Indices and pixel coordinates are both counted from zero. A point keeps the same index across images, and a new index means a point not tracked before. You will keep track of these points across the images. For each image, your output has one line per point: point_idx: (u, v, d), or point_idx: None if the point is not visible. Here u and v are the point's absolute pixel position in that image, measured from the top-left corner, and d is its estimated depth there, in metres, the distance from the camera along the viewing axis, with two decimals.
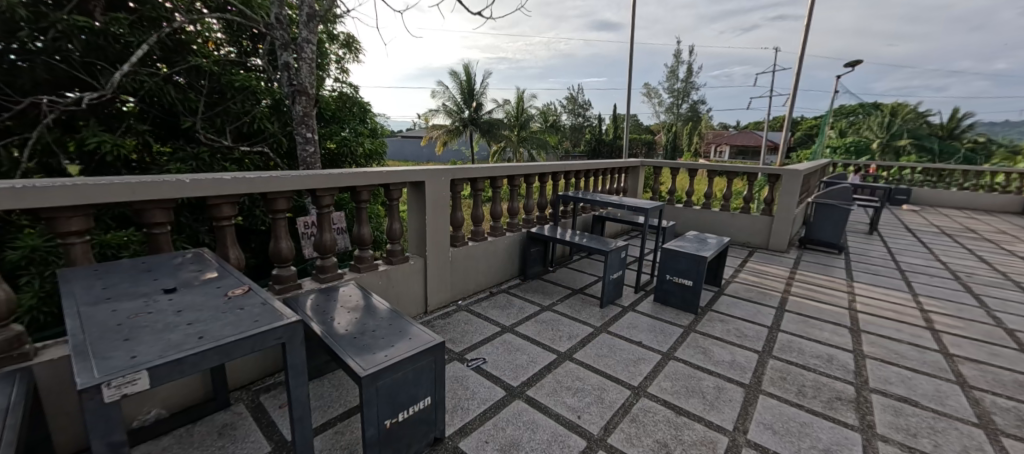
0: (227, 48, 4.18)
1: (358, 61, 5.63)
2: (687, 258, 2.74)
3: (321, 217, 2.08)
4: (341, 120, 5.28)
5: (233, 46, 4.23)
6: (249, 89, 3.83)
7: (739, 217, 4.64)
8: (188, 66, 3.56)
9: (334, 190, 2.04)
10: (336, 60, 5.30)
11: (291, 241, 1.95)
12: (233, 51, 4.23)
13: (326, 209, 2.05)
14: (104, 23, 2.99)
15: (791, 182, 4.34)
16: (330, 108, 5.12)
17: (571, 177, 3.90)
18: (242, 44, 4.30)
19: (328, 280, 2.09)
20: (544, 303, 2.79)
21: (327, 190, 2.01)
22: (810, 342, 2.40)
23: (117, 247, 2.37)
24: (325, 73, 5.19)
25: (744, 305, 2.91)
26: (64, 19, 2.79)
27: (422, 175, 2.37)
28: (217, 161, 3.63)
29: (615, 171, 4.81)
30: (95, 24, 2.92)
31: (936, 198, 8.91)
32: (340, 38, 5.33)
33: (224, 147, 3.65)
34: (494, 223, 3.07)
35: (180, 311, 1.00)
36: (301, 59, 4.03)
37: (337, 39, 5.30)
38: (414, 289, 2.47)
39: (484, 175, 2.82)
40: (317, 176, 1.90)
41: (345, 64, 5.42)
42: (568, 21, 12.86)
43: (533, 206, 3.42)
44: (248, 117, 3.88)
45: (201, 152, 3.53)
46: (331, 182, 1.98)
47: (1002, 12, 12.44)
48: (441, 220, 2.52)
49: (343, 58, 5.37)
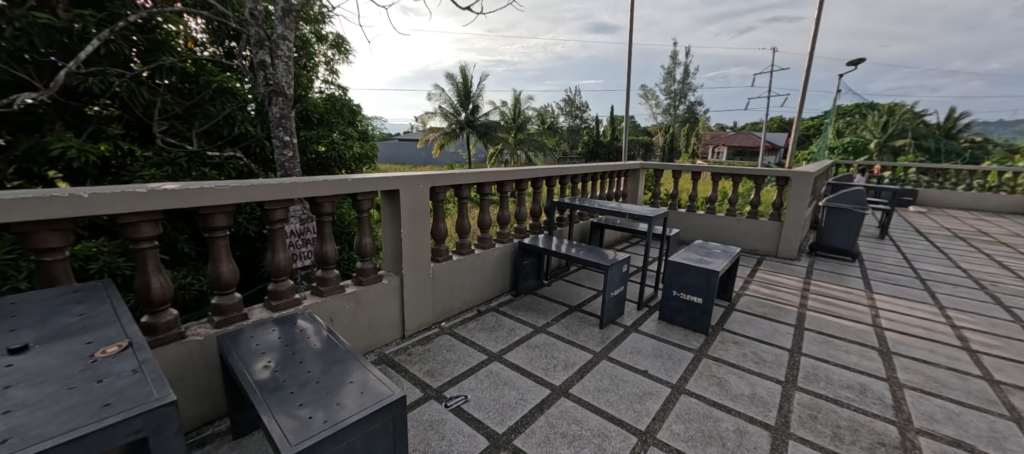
0: (210, 49, 3.96)
1: (348, 63, 5.38)
2: (696, 273, 2.46)
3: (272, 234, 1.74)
4: (329, 124, 5.01)
5: (216, 46, 4.00)
6: (230, 91, 3.64)
7: (746, 222, 4.37)
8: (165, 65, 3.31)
9: (289, 201, 1.72)
10: (324, 59, 5.03)
11: (234, 264, 1.64)
12: (215, 51, 4.00)
13: (277, 225, 1.73)
14: (66, 20, 2.69)
15: (804, 184, 4.02)
16: (317, 110, 4.86)
17: (566, 181, 3.63)
18: (224, 44, 4.07)
19: (282, 307, 1.76)
20: (538, 324, 2.51)
21: (276, 201, 1.68)
22: (837, 368, 2.13)
23: (85, 259, 2.31)
24: (313, 72, 4.90)
25: (758, 323, 2.64)
26: (24, 17, 2.51)
27: (396, 183, 2.08)
28: (195, 166, 3.39)
29: (614, 175, 4.55)
30: (58, 22, 2.64)
31: (945, 199, 8.65)
32: (329, 38, 5.10)
33: (201, 152, 3.38)
34: (483, 234, 2.78)
35: (9, 386, 0.71)
36: (277, 56, 3.76)
37: (326, 39, 5.07)
38: (389, 312, 2.17)
39: (470, 182, 2.53)
40: (262, 185, 1.58)
41: (334, 66, 5.17)
42: (563, 23, 12.73)
43: (525, 214, 3.14)
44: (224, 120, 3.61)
45: (178, 156, 3.27)
46: (280, 190, 1.65)
47: (995, 14, 12.38)
48: (418, 233, 2.24)
49: (331, 59, 5.12)
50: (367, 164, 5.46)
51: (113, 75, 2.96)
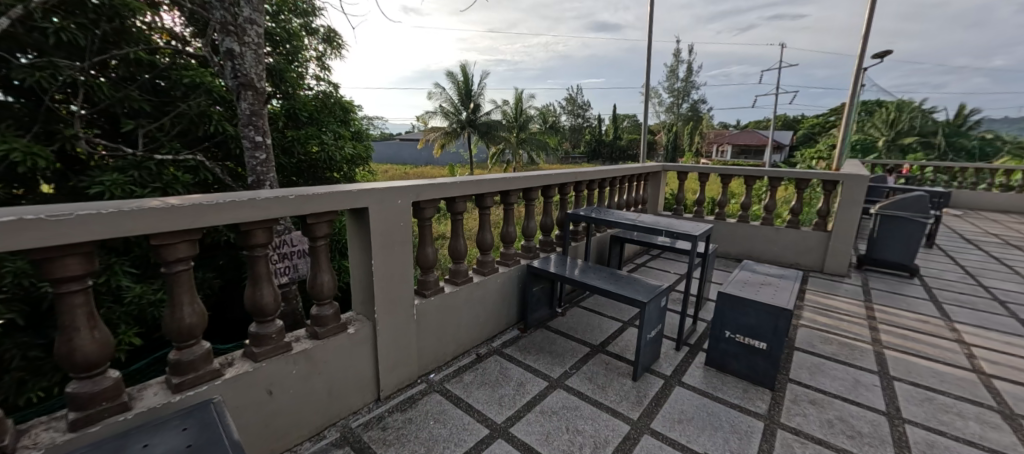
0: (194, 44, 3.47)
1: (340, 58, 4.77)
2: (758, 311, 1.90)
3: (170, 282, 1.18)
4: (321, 123, 4.40)
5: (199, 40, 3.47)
6: (207, 90, 3.13)
7: (786, 232, 3.80)
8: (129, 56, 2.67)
9: (192, 232, 1.15)
10: (314, 54, 4.46)
11: (104, 330, 1.09)
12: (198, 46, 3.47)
13: (178, 266, 1.17)
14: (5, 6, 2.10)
15: (858, 189, 3.42)
16: (307, 109, 4.27)
17: (582, 187, 3.08)
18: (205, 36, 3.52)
19: (189, 386, 1.19)
20: (554, 375, 1.97)
21: (167, 234, 1.11)
22: (960, 447, 1.58)
23: None
24: (301, 68, 4.33)
25: (832, 370, 2.09)
26: None
27: (365, 200, 1.52)
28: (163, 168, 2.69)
29: (633, 179, 3.99)
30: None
31: (979, 201, 8.03)
32: (321, 32, 4.48)
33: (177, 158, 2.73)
34: (483, 256, 2.24)
35: None
36: (245, 44, 3.14)
37: (316, 33, 4.45)
38: (358, 369, 1.63)
39: (466, 192, 1.98)
40: (138, 211, 1.02)
41: (326, 61, 4.58)
42: (564, 20, 12.13)
43: (534, 229, 2.58)
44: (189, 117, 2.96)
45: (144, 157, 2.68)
46: (171, 217, 1.08)
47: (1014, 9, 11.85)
48: (398, 264, 1.69)
49: (323, 54, 4.52)
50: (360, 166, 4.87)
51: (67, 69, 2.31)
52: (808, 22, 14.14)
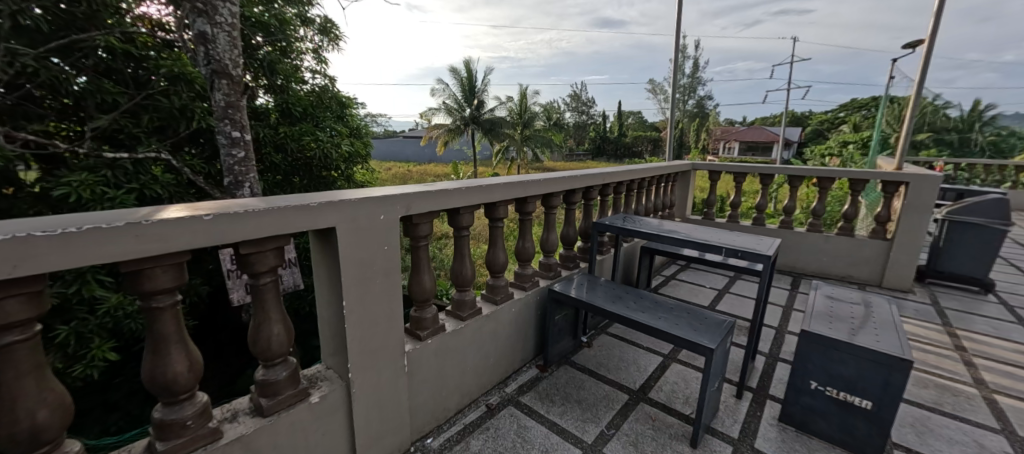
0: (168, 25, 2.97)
1: (339, 51, 4.34)
2: (857, 359, 1.44)
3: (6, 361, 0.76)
4: (317, 120, 3.94)
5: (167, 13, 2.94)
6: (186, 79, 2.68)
7: (837, 241, 3.31)
8: (105, 48, 2.37)
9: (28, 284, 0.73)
10: (311, 46, 4.00)
11: None
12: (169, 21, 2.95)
13: (12, 337, 0.75)
14: None
15: (926, 192, 2.94)
16: (303, 103, 3.75)
17: (609, 191, 2.62)
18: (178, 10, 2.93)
19: None
20: (587, 439, 1.52)
21: None
22: None
23: None
24: (295, 61, 3.85)
25: (946, 429, 1.62)
26: None
27: (332, 219, 1.06)
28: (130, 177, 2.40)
29: (663, 180, 3.52)
30: None
31: (1019, 202, 7.48)
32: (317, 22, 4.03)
33: (147, 155, 2.52)
34: (494, 279, 1.78)
35: None
36: (218, 25, 2.71)
37: (313, 23, 3.99)
38: (326, 448, 1.18)
39: (474, 201, 1.52)
40: None
41: (324, 54, 4.14)
42: (568, 14, 11.67)
43: (555, 243, 2.12)
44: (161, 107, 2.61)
45: (103, 161, 2.35)
46: None
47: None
48: (380, 303, 1.22)
49: (320, 46, 4.08)
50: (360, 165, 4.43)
51: (28, 57, 2.06)
52: (821, 17, 13.63)
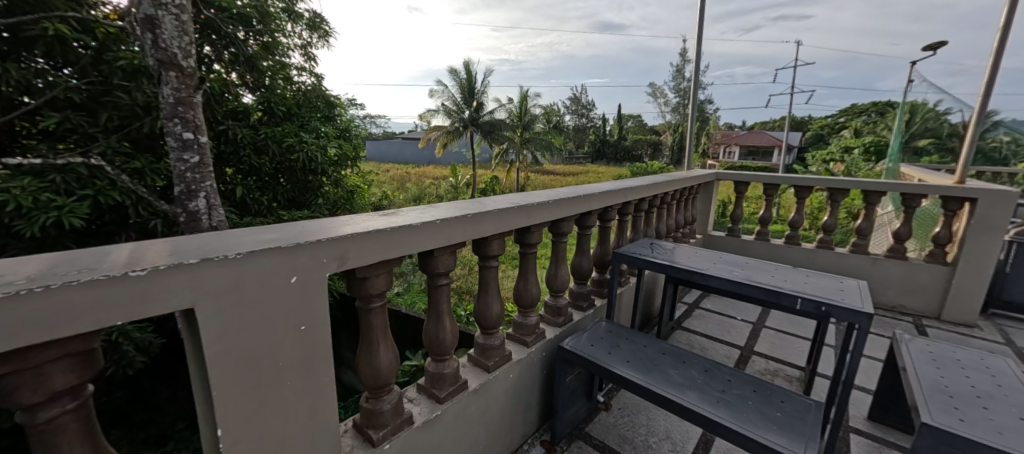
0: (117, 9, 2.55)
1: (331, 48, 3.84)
2: None
3: None
4: (302, 121, 3.46)
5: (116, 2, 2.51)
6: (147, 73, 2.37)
7: (887, 265, 2.87)
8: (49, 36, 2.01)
9: None
10: (297, 42, 3.50)
11: None
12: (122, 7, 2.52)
13: None
14: None
15: (999, 212, 2.49)
16: (286, 104, 3.27)
17: (628, 209, 2.16)
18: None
19: None
20: None
21: None
22: None
23: None
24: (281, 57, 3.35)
25: None
26: None
27: (187, 296, 0.59)
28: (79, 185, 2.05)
29: (685, 192, 3.06)
30: None
31: None
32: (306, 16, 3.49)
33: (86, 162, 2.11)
34: (486, 337, 1.32)
35: None
36: (162, 6, 2.22)
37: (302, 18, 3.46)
38: None
39: (458, 238, 1.06)
40: None
41: (313, 51, 3.63)
42: (570, 15, 11.24)
43: (566, 279, 1.66)
44: (115, 101, 2.29)
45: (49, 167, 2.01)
46: None
47: None
48: (294, 415, 0.76)
49: (309, 42, 3.57)
50: (349, 168, 3.98)
51: None
52: (830, 22, 13.25)
